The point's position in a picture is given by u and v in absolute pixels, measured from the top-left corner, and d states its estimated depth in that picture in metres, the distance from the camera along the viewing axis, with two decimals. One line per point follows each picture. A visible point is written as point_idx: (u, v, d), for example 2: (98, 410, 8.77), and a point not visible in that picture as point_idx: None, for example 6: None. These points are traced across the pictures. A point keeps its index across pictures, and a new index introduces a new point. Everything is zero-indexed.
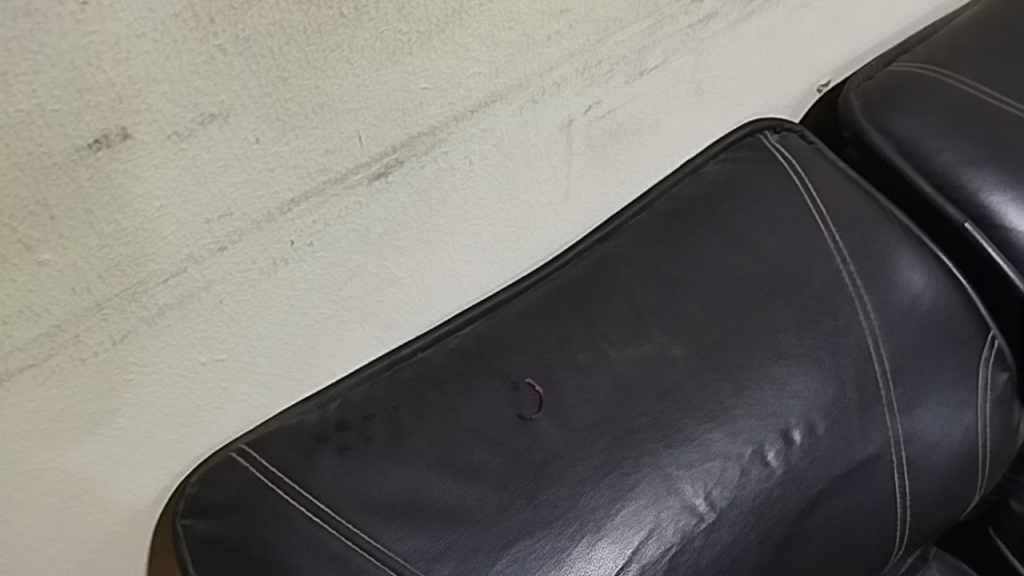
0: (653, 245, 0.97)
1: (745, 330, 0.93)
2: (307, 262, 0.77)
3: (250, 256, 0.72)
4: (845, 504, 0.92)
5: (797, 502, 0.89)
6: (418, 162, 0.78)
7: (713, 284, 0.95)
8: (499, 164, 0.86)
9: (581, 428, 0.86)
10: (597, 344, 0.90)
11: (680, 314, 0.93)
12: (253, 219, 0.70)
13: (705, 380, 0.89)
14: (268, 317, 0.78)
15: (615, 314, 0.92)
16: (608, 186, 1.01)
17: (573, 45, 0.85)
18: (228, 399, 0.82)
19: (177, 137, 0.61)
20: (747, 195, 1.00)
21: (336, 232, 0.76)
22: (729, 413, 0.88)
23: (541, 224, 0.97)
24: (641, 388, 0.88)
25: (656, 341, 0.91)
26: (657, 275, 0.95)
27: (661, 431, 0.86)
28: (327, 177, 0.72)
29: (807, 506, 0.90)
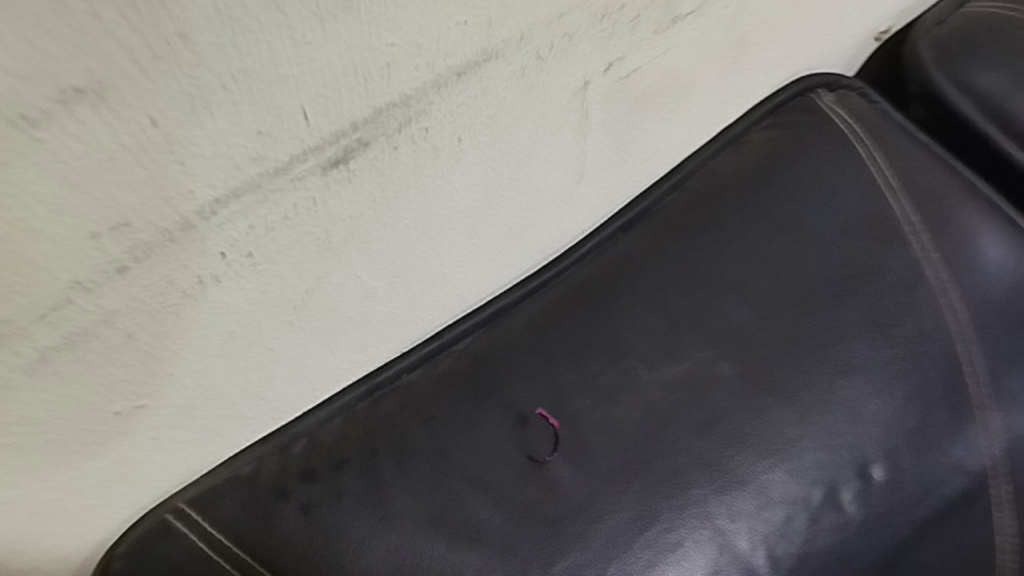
0: (690, 235, 0.79)
1: (807, 338, 0.75)
2: (246, 278, 0.58)
3: (165, 277, 0.54)
4: (931, 551, 0.76)
5: (876, 554, 0.72)
6: (388, 144, 0.60)
7: (763, 283, 0.77)
8: (495, 141, 0.68)
9: (609, 471, 0.68)
10: (624, 364, 0.72)
11: (726, 320, 0.75)
12: (162, 228, 0.51)
13: (760, 405, 0.72)
14: (201, 349, 0.60)
15: (645, 323, 0.74)
16: (633, 163, 0.82)
17: None
18: (158, 448, 0.64)
19: (25, 123, 0.41)
20: (802, 169, 0.82)
21: (284, 237, 0.58)
22: (791, 445, 0.71)
23: (550, 212, 0.78)
24: (681, 416, 0.71)
25: (697, 356, 0.73)
26: (695, 272, 0.77)
27: (709, 472, 0.69)
28: (264, 169, 0.53)
29: (888, 559, 0.73)
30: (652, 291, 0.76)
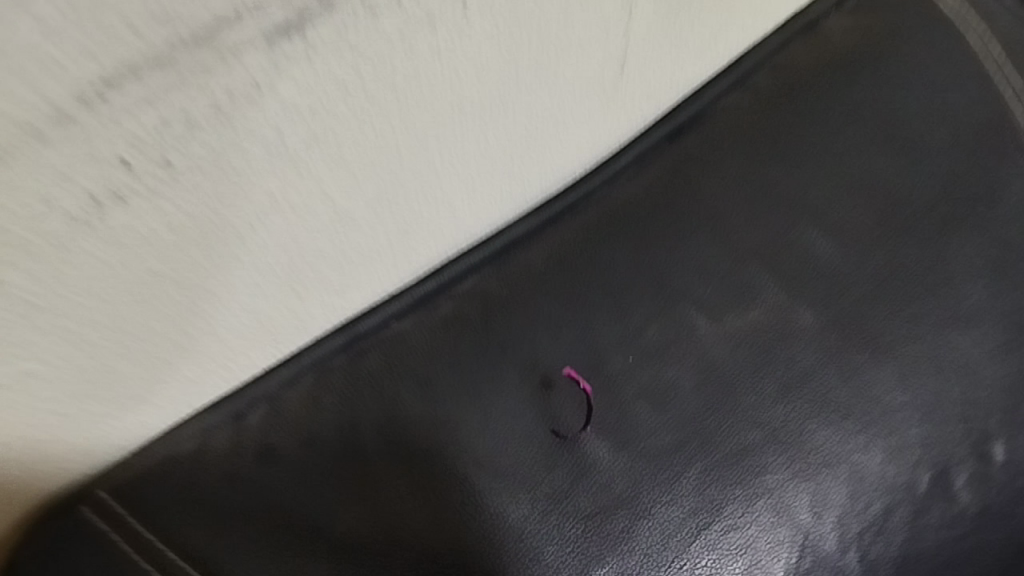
0: (759, 146, 0.62)
1: (913, 280, 0.58)
2: (168, 196, 0.42)
3: (40, 195, 0.37)
4: None
5: (977, 548, 0.59)
6: (364, 8, 0.43)
7: (853, 207, 0.60)
8: (510, 13, 0.51)
9: (659, 452, 0.53)
10: (676, 310, 0.57)
11: (806, 255, 0.59)
12: (20, 121, 0.34)
13: (855, 365, 0.56)
14: (109, 296, 0.44)
15: (703, 257, 0.58)
16: (682, 53, 0.65)
17: None
18: (64, 425, 0.48)
19: None
20: (903, 57, 0.64)
21: (215, 139, 0.41)
22: (891, 417, 0.55)
23: (580, 113, 0.61)
24: (750, 380, 0.55)
25: (769, 302, 0.57)
26: (765, 192, 0.61)
27: (786, 453, 0.53)
28: (175, 34, 0.36)
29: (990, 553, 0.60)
30: (711, 216, 0.60)
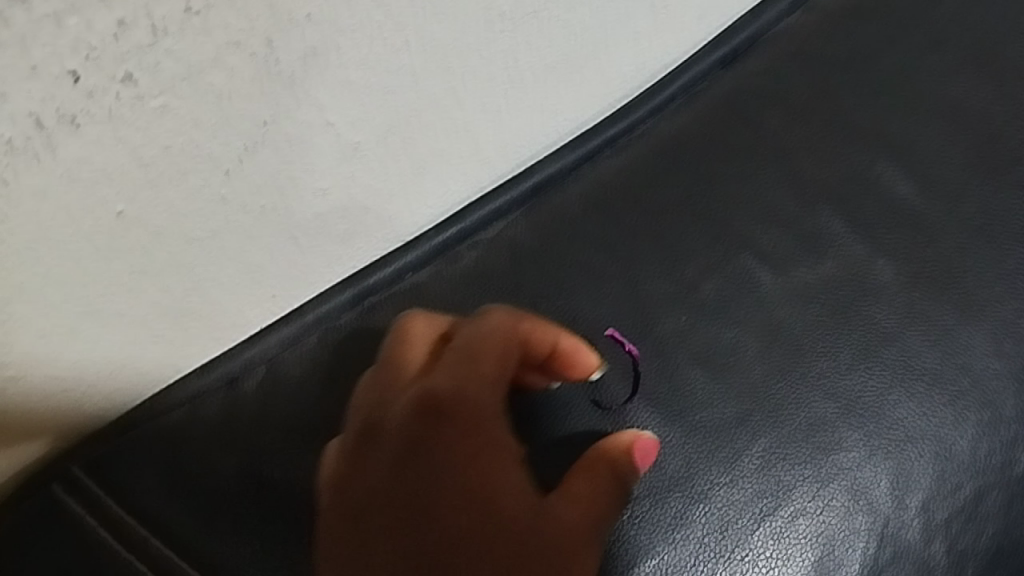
0: (827, 73, 0.56)
1: (1007, 224, 0.51)
2: (132, 120, 0.34)
3: None
4: None
5: None
6: None
7: (940, 143, 0.53)
8: None
9: (715, 425, 0.46)
10: (737, 258, 0.50)
11: (883, 195, 0.52)
12: None
13: (942, 326, 0.48)
14: (66, 243, 0.36)
15: (766, 198, 0.52)
16: None
17: None
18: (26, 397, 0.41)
19: None
20: None
21: (187, 48, 0.33)
22: (984, 386, 0.47)
23: (622, 35, 0.53)
24: (823, 342, 0.48)
25: (846, 253, 0.50)
26: (835, 125, 0.54)
27: (864, 425, 0.46)
28: None
29: None
30: (775, 151, 0.53)
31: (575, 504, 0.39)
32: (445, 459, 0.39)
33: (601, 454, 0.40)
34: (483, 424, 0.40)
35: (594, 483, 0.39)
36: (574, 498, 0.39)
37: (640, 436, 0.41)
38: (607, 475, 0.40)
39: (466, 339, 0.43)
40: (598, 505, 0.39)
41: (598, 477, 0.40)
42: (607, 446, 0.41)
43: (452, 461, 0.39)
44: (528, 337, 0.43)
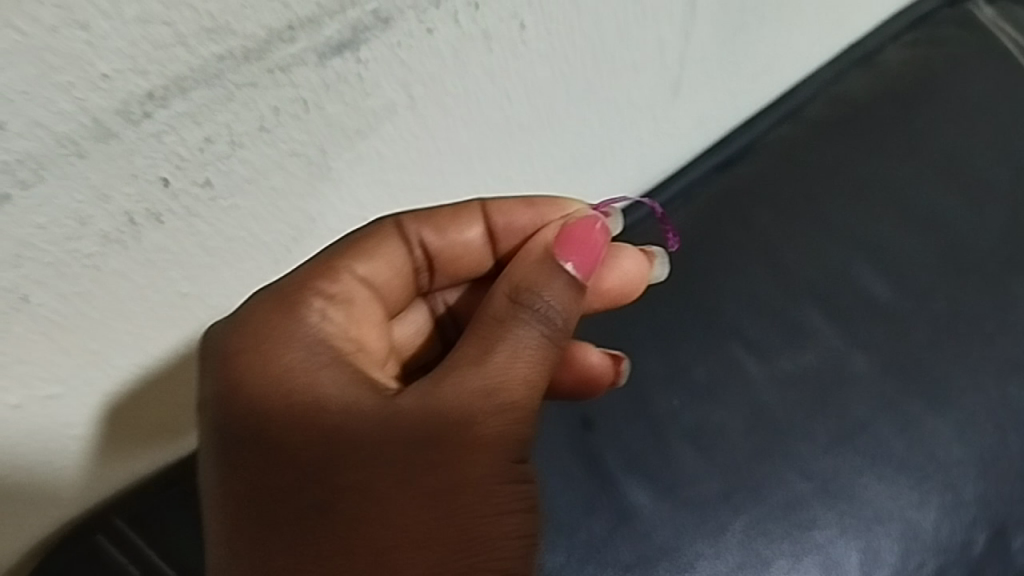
0: (810, 178, 0.62)
1: (967, 321, 0.56)
2: (204, 217, 0.39)
3: (73, 212, 0.35)
4: None
5: None
6: (420, 24, 0.39)
7: (913, 244, 0.59)
8: (570, 34, 0.46)
9: (703, 500, 0.51)
10: (728, 346, 0.55)
11: (861, 294, 0.57)
12: (61, 136, 0.32)
13: (912, 415, 0.53)
14: (136, 317, 0.41)
15: (757, 293, 0.57)
16: (753, 88, 0.63)
17: None
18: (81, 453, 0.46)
19: None
20: (957, 100, 0.64)
21: (258, 158, 0.39)
22: (948, 472, 0.52)
23: (634, 141, 0.57)
24: (802, 429, 0.53)
25: (824, 344, 0.56)
26: (820, 227, 0.60)
27: (837, 505, 0.51)
28: (226, 49, 0.34)
29: None
30: (763, 248, 0.59)
31: (462, 383, 0.35)
32: (256, 412, 0.35)
33: (494, 306, 0.37)
34: (305, 365, 0.36)
35: (472, 360, 0.36)
36: (462, 374, 0.35)
37: (551, 279, 0.37)
38: (490, 346, 0.36)
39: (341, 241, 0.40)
40: (489, 380, 0.35)
41: (490, 338, 0.36)
42: (517, 269, 0.38)
43: (266, 398, 0.35)
44: (421, 233, 0.41)
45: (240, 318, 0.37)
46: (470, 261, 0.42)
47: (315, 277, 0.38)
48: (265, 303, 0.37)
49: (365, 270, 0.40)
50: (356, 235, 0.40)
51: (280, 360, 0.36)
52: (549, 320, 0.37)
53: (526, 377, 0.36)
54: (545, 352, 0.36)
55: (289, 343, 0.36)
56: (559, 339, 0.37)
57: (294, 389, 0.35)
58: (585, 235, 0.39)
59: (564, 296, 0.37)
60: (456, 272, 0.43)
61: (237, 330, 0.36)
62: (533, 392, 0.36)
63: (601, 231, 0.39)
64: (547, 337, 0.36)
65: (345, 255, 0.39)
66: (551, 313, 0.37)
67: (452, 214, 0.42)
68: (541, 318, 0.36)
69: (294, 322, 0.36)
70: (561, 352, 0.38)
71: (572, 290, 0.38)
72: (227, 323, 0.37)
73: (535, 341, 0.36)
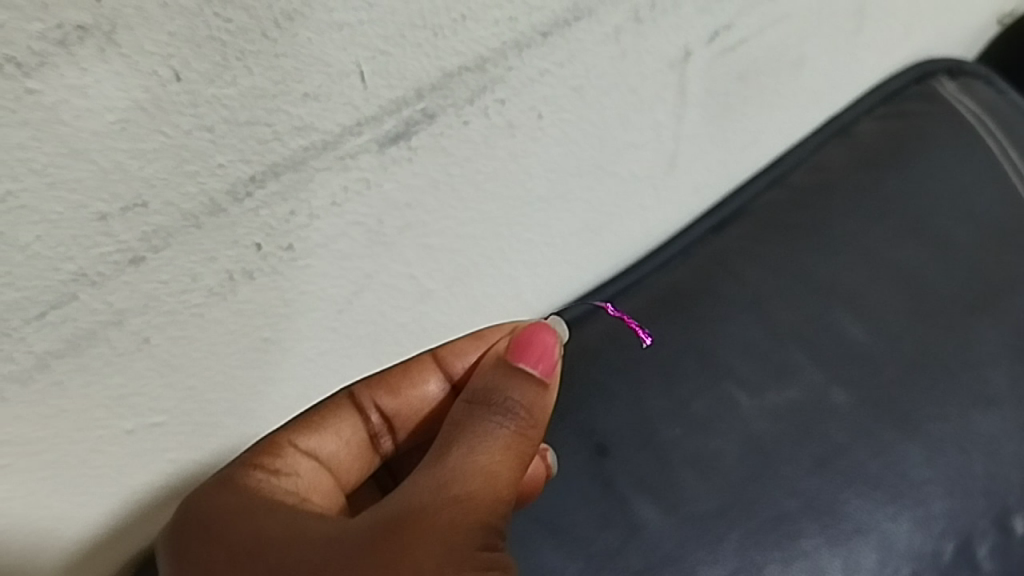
0: (792, 242, 0.70)
1: (934, 359, 0.65)
2: (284, 275, 0.49)
3: (188, 270, 0.44)
4: None
5: None
6: (457, 118, 0.49)
7: (885, 295, 0.67)
8: (579, 121, 0.56)
9: (704, 516, 0.59)
10: (723, 384, 0.63)
11: (839, 338, 0.66)
12: (185, 212, 0.42)
13: (885, 441, 0.61)
14: (227, 359, 0.50)
15: (748, 339, 0.65)
16: (745, 157, 0.71)
17: None
18: (186, 485, 0.54)
19: (14, 68, 0.33)
20: (923, 168, 0.73)
21: (329, 227, 0.48)
22: (918, 490, 0.61)
23: (636, 207, 0.66)
24: (789, 453, 0.61)
25: (806, 382, 0.64)
26: (803, 282, 0.68)
27: (821, 519, 0.59)
28: (310, 142, 0.43)
29: None
30: (753, 300, 0.67)
31: (433, 474, 0.42)
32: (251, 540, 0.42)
33: (458, 415, 0.45)
34: (276, 513, 0.44)
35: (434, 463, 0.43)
36: (430, 470, 0.42)
37: (506, 382, 0.46)
38: (455, 444, 0.43)
39: (308, 414, 0.51)
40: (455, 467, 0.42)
41: (454, 439, 0.43)
42: (481, 382, 0.47)
43: (252, 535, 0.42)
44: (375, 397, 0.51)
45: (203, 495, 0.46)
46: (424, 413, 0.53)
47: (272, 453, 0.48)
48: (222, 480, 0.46)
49: (319, 441, 0.50)
50: (317, 408, 0.51)
51: (249, 516, 0.44)
52: (510, 412, 0.45)
53: (494, 461, 0.43)
54: (511, 442, 0.44)
55: (252, 505, 0.45)
56: (524, 427, 0.45)
57: (281, 523, 0.43)
58: (538, 345, 0.48)
59: (523, 392, 0.46)
60: (413, 425, 0.53)
61: (205, 499, 0.46)
62: (503, 476, 0.43)
63: (548, 335, 0.48)
64: (510, 426, 0.44)
65: (302, 432, 0.50)
66: (511, 406, 0.45)
67: (403, 375, 0.52)
68: (503, 412, 0.45)
69: (261, 484, 0.46)
70: (521, 451, 0.44)
71: (531, 386, 0.46)
72: (196, 498, 0.46)
73: (499, 431, 0.44)
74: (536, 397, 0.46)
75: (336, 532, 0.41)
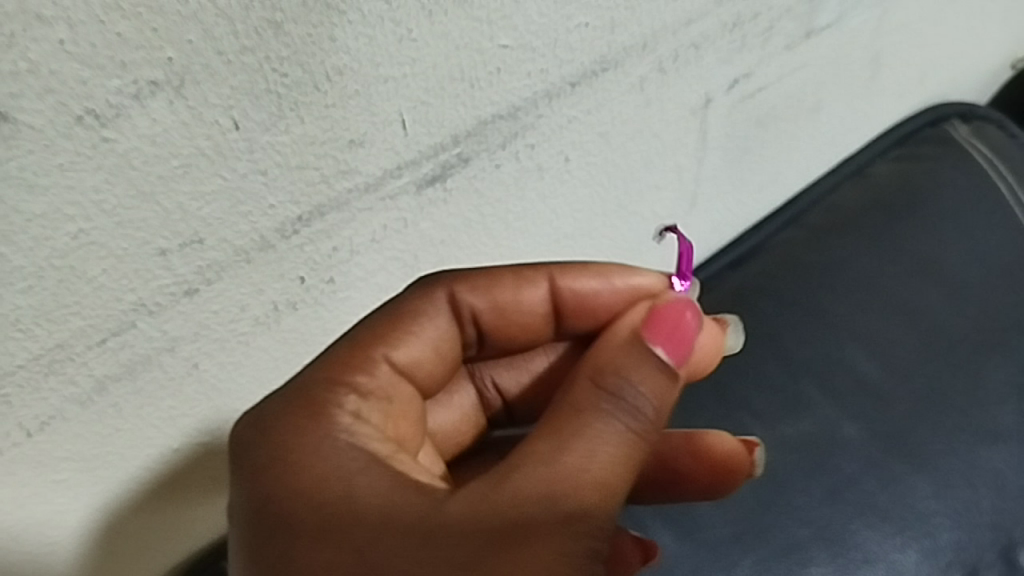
0: (808, 277, 0.72)
1: (943, 397, 0.67)
2: (324, 306, 0.52)
3: (237, 302, 0.47)
4: None
5: None
6: (490, 162, 0.52)
7: (897, 331, 0.70)
8: (604, 163, 0.58)
9: (718, 543, 0.61)
10: (738, 417, 0.66)
11: (852, 373, 0.68)
12: (238, 247, 0.45)
13: (893, 473, 0.64)
14: (269, 384, 0.53)
15: (762, 372, 0.68)
16: (763, 195, 0.73)
17: None
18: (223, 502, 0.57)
19: (94, 118, 0.36)
20: (934, 208, 0.75)
21: (368, 261, 0.51)
22: (926, 522, 0.63)
23: (658, 243, 0.69)
24: (800, 483, 0.63)
25: (819, 416, 0.66)
26: (818, 317, 0.70)
27: (831, 548, 0.61)
28: (354, 184, 0.47)
29: None
30: (768, 335, 0.69)
31: (544, 473, 0.37)
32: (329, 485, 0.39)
33: (571, 400, 0.39)
34: (342, 459, 0.40)
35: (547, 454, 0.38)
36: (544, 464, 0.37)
37: (637, 367, 0.40)
38: (562, 440, 0.38)
39: (393, 310, 0.46)
40: (556, 471, 0.37)
41: (572, 430, 0.38)
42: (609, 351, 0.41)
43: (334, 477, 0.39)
44: (473, 303, 0.47)
45: (271, 417, 0.42)
46: (522, 324, 0.48)
47: (357, 363, 0.44)
48: (293, 401, 0.42)
49: (405, 348, 0.45)
50: (403, 308, 0.46)
51: (326, 457, 0.40)
52: (634, 409, 0.39)
53: (608, 467, 0.38)
54: (631, 444, 0.38)
55: (331, 447, 0.40)
56: (648, 427, 0.39)
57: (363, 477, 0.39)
58: (682, 329, 0.41)
59: (650, 384, 0.39)
60: (506, 333, 0.49)
61: (260, 434, 0.42)
62: (615, 485, 0.38)
63: (690, 319, 0.42)
64: (628, 429, 0.38)
65: (383, 336, 0.45)
66: (637, 401, 0.39)
67: (509, 286, 0.48)
68: (629, 408, 0.39)
69: (341, 409, 0.42)
70: (639, 451, 0.39)
71: (661, 378, 0.40)
72: (253, 425, 0.42)
73: (620, 433, 0.38)
74: (666, 391, 0.40)
75: (409, 520, 0.37)
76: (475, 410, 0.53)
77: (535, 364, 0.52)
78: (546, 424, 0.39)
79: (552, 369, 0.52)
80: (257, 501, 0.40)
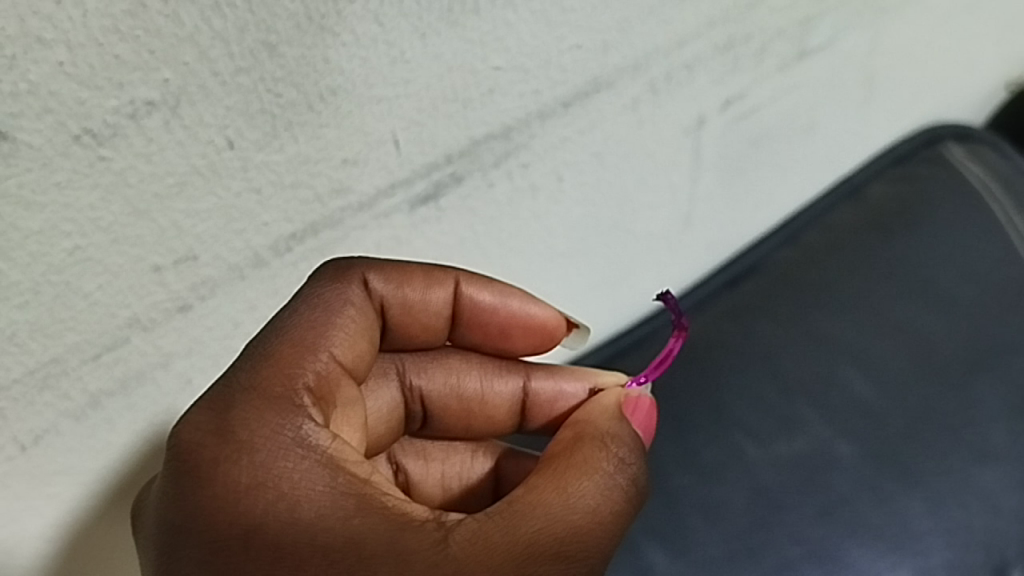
0: (805, 296, 0.72)
1: (934, 418, 0.67)
2: None
3: (232, 318, 0.48)
4: None
5: None
6: (484, 181, 0.53)
7: (889, 351, 0.70)
8: (598, 183, 0.59)
9: (709, 562, 0.61)
10: (732, 436, 0.66)
11: (844, 392, 0.68)
12: (231, 265, 0.45)
13: (886, 493, 0.64)
14: None
15: (757, 391, 0.68)
16: (758, 214, 0.74)
17: (719, 9, 0.56)
18: None
19: (90, 138, 0.37)
20: (927, 228, 0.76)
21: None
22: (919, 542, 0.63)
23: (653, 261, 0.69)
24: (793, 502, 0.63)
25: (813, 435, 0.66)
26: (813, 336, 0.70)
27: (822, 567, 0.61)
28: (348, 202, 0.47)
29: None
30: (764, 352, 0.69)
31: (548, 518, 0.37)
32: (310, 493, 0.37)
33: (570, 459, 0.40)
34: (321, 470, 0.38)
35: (553, 498, 0.38)
36: (547, 506, 0.38)
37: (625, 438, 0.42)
38: (562, 494, 0.38)
39: (320, 298, 0.42)
40: (562, 525, 0.37)
41: (573, 480, 0.39)
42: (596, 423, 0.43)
43: (309, 488, 0.37)
44: (384, 295, 0.44)
45: (231, 414, 0.38)
46: (426, 323, 0.47)
47: (295, 361, 0.40)
48: (255, 400, 0.39)
49: (342, 345, 0.42)
50: (330, 300, 0.42)
51: (303, 463, 0.38)
52: (626, 470, 0.40)
53: (607, 515, 0.38)
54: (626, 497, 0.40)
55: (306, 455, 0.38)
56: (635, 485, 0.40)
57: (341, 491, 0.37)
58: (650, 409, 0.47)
59: (636, 451, 0.42)
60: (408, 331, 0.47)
61: (225, 446, 0.37)
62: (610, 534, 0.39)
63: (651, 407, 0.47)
64: (623, 488, 0.40)
65: (324, 335, 0.41)
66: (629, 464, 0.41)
67: (420, 281, 0.46)
68: (622, 468, 0.40)
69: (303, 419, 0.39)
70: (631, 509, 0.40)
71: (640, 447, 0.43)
72: (209, 430, 0.38)
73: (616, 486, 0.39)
74: (643, 458, 0.42)
75: (412, 560, 0.35)
76: (397, 415, 0.50)
77: (466, 383, 0.50)
78: (544, 474, 0.39)
79: (482, 392, 0.50)
80: (227, 523, 0.36)
